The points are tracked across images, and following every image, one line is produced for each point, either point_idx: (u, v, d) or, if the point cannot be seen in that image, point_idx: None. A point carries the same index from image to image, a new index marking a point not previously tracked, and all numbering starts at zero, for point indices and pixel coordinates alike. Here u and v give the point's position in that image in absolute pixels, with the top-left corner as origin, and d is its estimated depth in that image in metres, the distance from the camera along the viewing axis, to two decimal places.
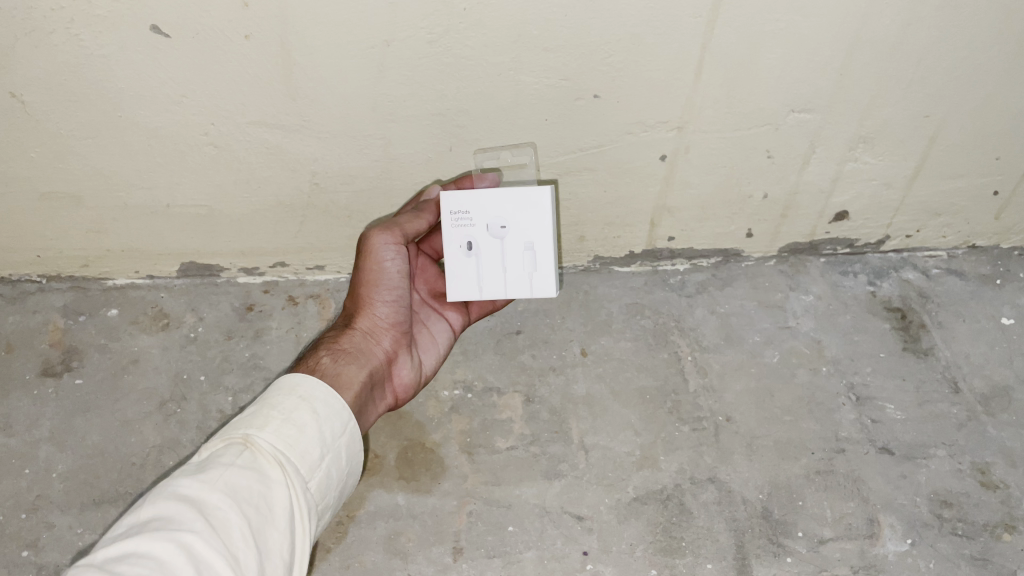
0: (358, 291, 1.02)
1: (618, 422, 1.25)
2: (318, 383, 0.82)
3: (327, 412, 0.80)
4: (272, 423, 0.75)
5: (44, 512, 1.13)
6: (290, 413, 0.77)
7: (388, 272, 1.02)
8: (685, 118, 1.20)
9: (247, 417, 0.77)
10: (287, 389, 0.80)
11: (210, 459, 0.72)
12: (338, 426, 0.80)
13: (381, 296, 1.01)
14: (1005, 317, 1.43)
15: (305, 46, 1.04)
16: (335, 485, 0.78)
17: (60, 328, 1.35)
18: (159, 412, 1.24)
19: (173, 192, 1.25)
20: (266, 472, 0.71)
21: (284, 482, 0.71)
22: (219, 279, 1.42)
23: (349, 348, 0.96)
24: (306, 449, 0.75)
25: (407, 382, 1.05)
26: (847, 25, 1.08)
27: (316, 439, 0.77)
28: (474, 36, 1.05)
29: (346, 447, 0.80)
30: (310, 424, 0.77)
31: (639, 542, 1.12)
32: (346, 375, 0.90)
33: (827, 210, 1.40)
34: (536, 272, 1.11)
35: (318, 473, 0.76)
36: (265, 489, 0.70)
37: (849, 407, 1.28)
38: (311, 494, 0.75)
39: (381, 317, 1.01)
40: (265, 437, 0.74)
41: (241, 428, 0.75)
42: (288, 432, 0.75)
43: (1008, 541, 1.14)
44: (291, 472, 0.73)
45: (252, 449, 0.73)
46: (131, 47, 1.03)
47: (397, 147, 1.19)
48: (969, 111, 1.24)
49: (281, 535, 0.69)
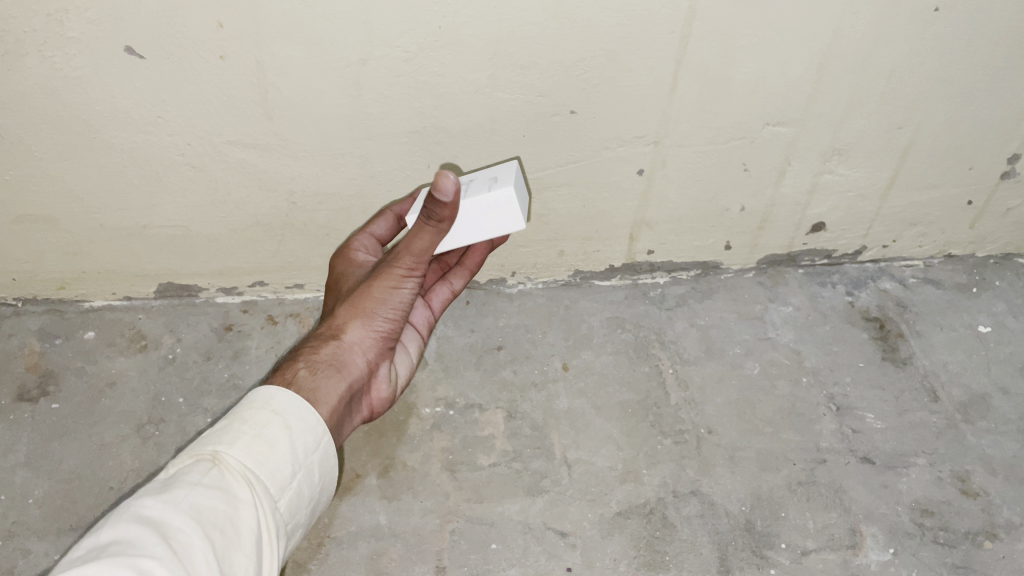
0: (357, 298, 0.94)
1: (601, 436, 1.25)
2: (292, 396, 0.79)
3: (300, 426, 0.77)
4: (242, 439, 0.73)
5: (20, 538, 1.12)
6: (262, 428, 0.75)
7: (401, 292, 0.94)
8: (661, 132, 1.20)
9: (217, 430, 0.75)
10: (260, 403, 0.77)
11: (176, 476, 0.70)
12: (312, 441, 0.78)
13: (382, 313, 0.94)
14: (982, 325, 1.44)
15: (281, 65, 1.04)
16: (307, 502, 0.77)
17: (36, 352, 1.34)
18: (138, 435, 1.23)
19: (150, 213, 1.24)
20: (233, 492, 0.69)
21: (251, 502, 0.70)
22: (197, 299, 1.41)
23: (329, 361, 0.90)
24: (277, 467, 0.73)
25: (384, 395, 1.00)
26: (818, 39, 1.09)
27: (287, 456, 0.75)
28: (450, 54, 1.05)
29: (319, 462, 0.78)
30: (282, 439, 0.75)
31: (623, 557, 1.12)
32: (322, 392, 0.85)
33: (804, 221, 1.41)
34: (497, 179, 0.97)
35: (288, 492, 0.74)
36: (231, 511, 0.68)
37: (830, 417, 1.29)
38: (280, 514, 0.73)
39: (375, 330, 0.94)
40: (234, 454, 0.72)
41: (210, 444, 0.73)
42: (259, 449, 0.73)
43: (989, 549, 1.14)
44: (260, 491, 0.71)
45: (220, 467, 0.71)
46: (106, 68, 1.03)
47: (375, 165, 1.19)
48: (941, 123, 1.25)
49: (246, 558, 0.67)
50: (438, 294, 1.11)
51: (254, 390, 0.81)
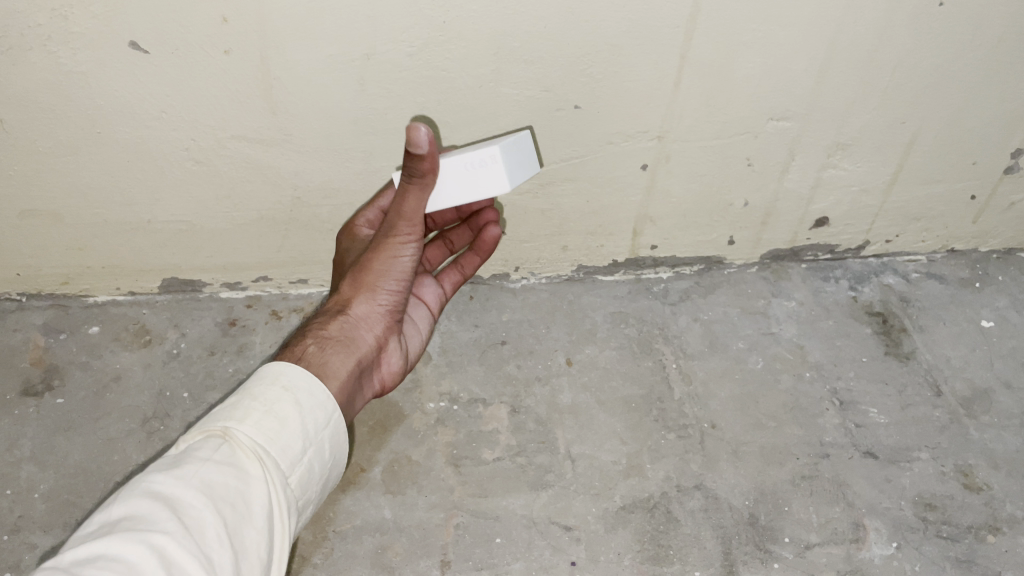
0: (361, 273, 0.96)
1: (605, 430, 1.25)
2: (302, 373, 0.80)
3: (310, 403, 0.78)
4: (252, 415, 0.74)
5: (26, 532, 1.12)
6: (272, 404, 0.76)
7: (402, 263, 0.96)
8: (665, 127, 1.20)
9: (227, 407, 0.76)
10: (270, 378, 0.78)
11: (187, 452, 0.71)
12: (322, 417, 0.79)
13: (385, 286, 0.96)
14: (984, 320, 1.45)
15: (285, 59, 1.04)
16: (317, 478, 0.78)
17: (40, 347, 1.34)
18: (142, 430, 1.23)
19: (154, 208, 1.24)
20: (244, 468, 0.70)
21: (262, 477, 0.70)
22: (201, 294, 1.41)
23: (338, 336, 0.92)
24: (288, 443, 0.74)
25: (394, 369, 1.03)
26: (822, 34, 1.09)
27: (298, 432, 0.75)
28: (454, 48, 1.05)
29: (329, 438, 0.79)
30: (292, 415, 0.76)
31: (627, 551, 1.12)
32: (333, 365, 0.88)
33: (807, 216, 1.41)
34: (490, 143, 1.00)
35: (299, 467, 0.75)
36: (242, 486, 0.69)
37: (833, 412, 1.29)
38: (291, 489, 0.74)
39: (380, 304, 0.97)
40: (245, 430, 0.73)
41: (219, 420, 0.73)
42: (269, 425, 0.74)
43: (992, 543, 1.14)
44: (270, 466, 0.72)
45: (230, 442, 0.72)
46: (109, 63, 1.03)
47: (379, 159, 1.19)
48: (944, 118, 1.25)
49: (258, 534, 0.68)
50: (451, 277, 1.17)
51: (264, 366, 0.82)
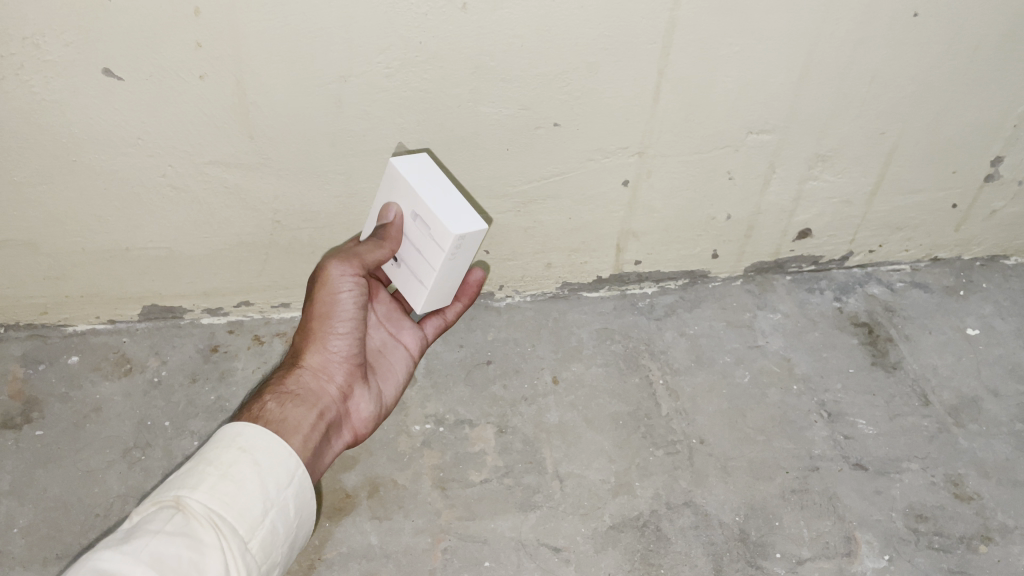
0: (309, 327, 1.01)
1: (593, 449, 1.24)
2: (260, 432, 0.84)
3: (270, 462, 0.82)
4: (207, 481, 0.77)
5: (5, 569, 1.10)
6: (229, 468, 0.79)
7: (342, 303, 1.01)
8: (646, 143, 1.20)
9: (184, 474, 0.79)
10: (228, 441, 0.82)
11: (140, 525, 0.73)
12: (285, 476, 0.82)
13: (334, 331, 1.00)
14: (970, 328, 1.45)
15: (261, 83, 1.03)
16: (282, 540, 0.80)
17: (19, 378, 1.31)
18: (124, 460, 1.22)
19: (134, 235, 1.23)
20: (199, 536, 0.73)
21: (218, 544, 0.73)
22: (182, 321, 1.40)
23: (298, 390, 0.96)
24: (245, 506, 0.77)
25: (365, 418, 1.04)
26: (799, 49, 1.10)
27: (256, 494, 0.78)
28: (430, 69, 1.05)
29: (293, 497, 0.82)
30: (249, 477, 0.79)
31: (617, 571, 1.11)
32: (293, 420, 0.91)
33: (791, 227, 1.41)
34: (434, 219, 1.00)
35: (259, 530, 0.77)
36: (196, 556, 0.71)
37: (822, 424, 1.28)
38: (251, 554, 0.76)
39: (333, 352, 1.01)
40: (198, 498, 0.75)
41: (173, 489, 0.76)
42: (225, 489, 0.77)
43: (984, 553, 1.14)
44: (226, 532, 0.74)
45: (184, 511, 0.74)
46: (84, 91, 1.02)
47: (358, 181, 1.18)
48: (923, 128, 1.26)
49: None
50: (432, 320, 1.17)
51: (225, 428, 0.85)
